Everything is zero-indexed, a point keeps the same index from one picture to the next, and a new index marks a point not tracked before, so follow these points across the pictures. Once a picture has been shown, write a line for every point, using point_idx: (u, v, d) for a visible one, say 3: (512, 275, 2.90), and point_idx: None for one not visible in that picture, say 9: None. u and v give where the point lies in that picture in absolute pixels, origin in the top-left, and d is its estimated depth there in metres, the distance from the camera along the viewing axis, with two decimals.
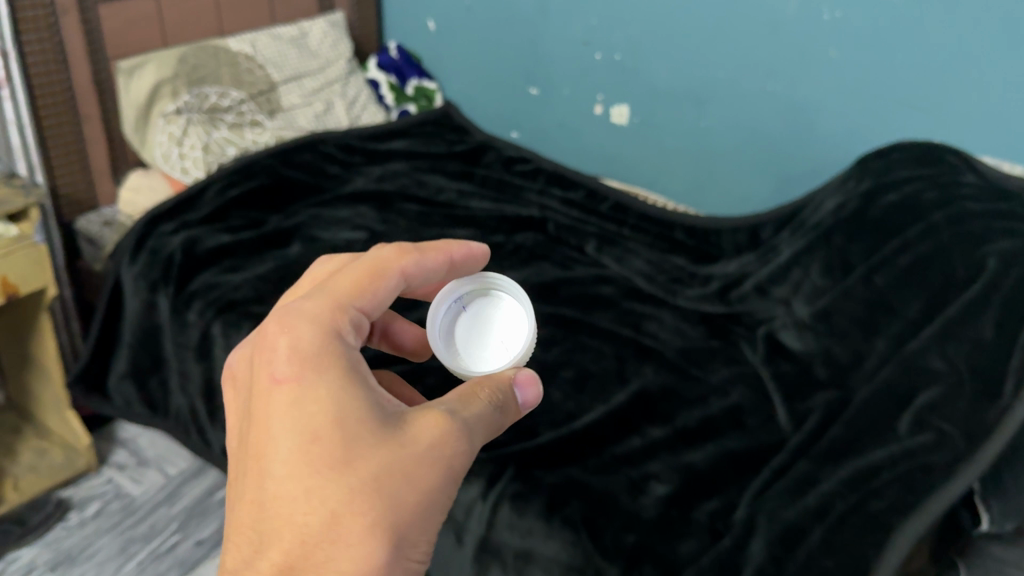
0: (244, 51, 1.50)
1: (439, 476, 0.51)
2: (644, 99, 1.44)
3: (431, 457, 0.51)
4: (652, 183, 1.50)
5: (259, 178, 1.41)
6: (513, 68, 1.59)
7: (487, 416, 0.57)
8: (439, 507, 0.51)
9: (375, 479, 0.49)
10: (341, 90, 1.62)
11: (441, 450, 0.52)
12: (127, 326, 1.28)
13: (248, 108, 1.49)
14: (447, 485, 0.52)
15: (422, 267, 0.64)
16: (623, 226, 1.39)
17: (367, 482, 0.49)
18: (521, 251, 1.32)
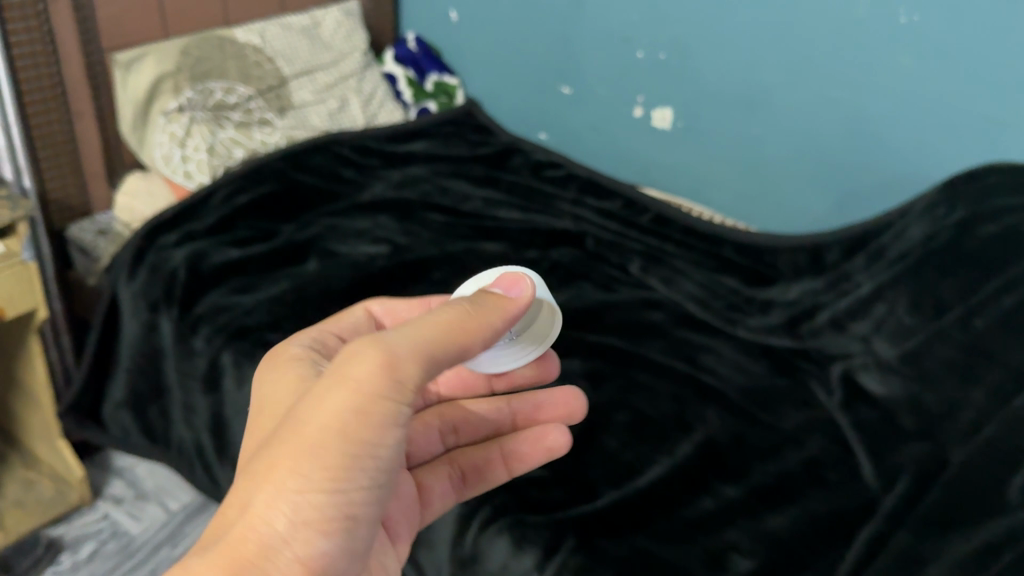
0: (252, 42, 1.38)
1: (349, 406, 0.48)
2: (689, 103, 1.32)
3: (351, 397, 0.48)
4: (695, 193, 1.38)
5: (268, 185, 1.29)
6: (542, 64, 1.47)
7: (408, 333, 0.50)
8: (361, 440, 0.49)
9: (283, 429, 0.48)
10: (356, 85, 1.49)
11: (367, 386, 0.48)
12: (125, 350, 1.16)
13: (256, 106, 1.36)
14: (347, 404, 0.48)
15: None
16: (668, 241, 1.27)
17: (285, 429, 0.49)
18: (559, 268, 1.20)
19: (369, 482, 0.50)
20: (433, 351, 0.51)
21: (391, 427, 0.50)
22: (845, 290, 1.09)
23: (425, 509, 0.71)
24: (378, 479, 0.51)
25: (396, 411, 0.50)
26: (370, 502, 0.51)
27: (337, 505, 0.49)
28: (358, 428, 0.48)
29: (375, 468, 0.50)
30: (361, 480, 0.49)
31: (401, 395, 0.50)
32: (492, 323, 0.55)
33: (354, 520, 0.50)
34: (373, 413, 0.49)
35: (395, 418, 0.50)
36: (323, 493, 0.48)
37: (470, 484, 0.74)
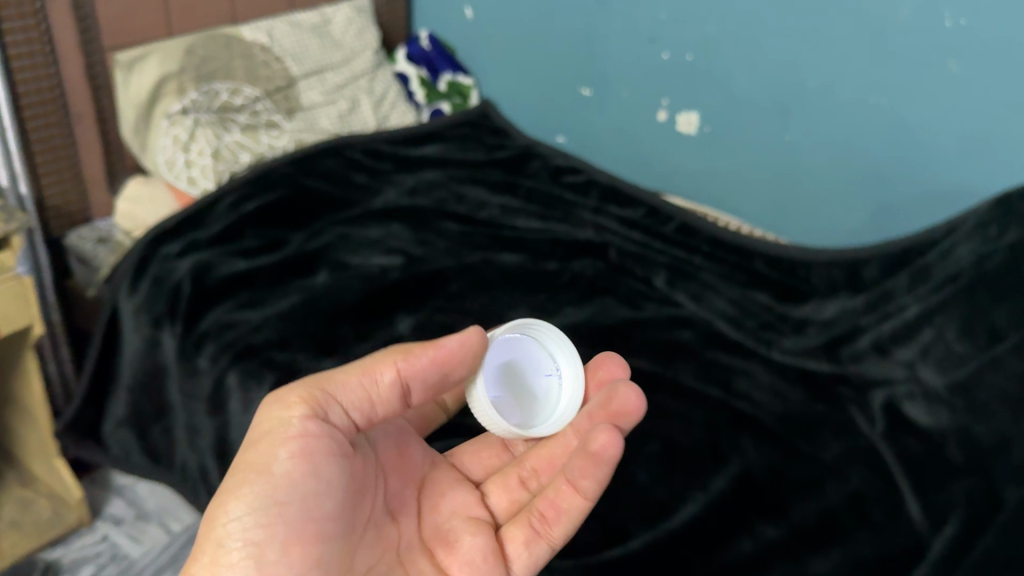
0: (259, 40, 1.31)
1: (257, 452, 0.59)
2: (717, 107, 1.26)
3: (254, 442, 0.60)
4: (721, 201, 1.32)
5: (276, 192, 1.24)
6: (562, 65, 1.40)
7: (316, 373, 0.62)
8: (269, 478, 0.58)
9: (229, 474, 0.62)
10: (368, 85, 1.43)
11: (271, 435, 0.59)
12: (126, 366, 1.11)
13: (263, 108, 1.30)
14: (249, 436, 0.60)
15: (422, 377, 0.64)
16: (695, 252, 1.21)
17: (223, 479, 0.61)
18: (580, 282, 1.15)
19: (262, 502, 0.58)
20: (328, 379, 0.62)
21: (274, 447, 0.59)
22: (887, 313, 1.04)
23: (511, 564, 0.68)
24: (273, 502, 0.58)
25: (281, 430, 0.59)
26: (274, 523, 0.58)
27: (235, 533, 0.57)
28: (248, 454, 0.59)
29: (270, 491, 0.58)
30: (246, 496, 0.58)
31: (287, 417, 0.59)
32: (401, 355, 0.63)
33: (261, 546, 0.57)
34: (260, 440, 0.59)
35: (282, 440, 0.59)
36: (216, 519, 0.58)
37: (550, 524, 0.68)
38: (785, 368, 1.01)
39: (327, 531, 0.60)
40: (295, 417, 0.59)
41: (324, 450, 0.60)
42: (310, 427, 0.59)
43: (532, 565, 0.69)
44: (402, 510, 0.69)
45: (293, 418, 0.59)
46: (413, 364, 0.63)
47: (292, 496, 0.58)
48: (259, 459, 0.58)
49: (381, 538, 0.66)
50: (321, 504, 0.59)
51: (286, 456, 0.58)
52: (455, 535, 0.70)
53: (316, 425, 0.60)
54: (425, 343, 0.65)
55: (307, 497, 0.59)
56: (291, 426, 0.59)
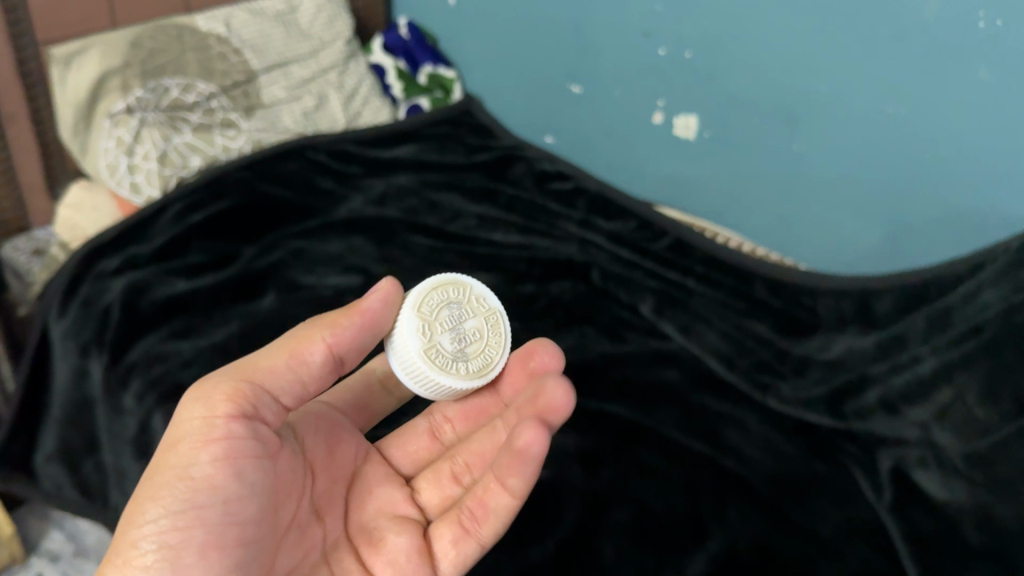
0: (215, 31, 1.20)
1: (175, 450, 0.54)
2: (717, 111, 1.13)
3: (169, 438, 0.55)
4: (722, 215, 1.20)
5: (227, 200, 1.12)
6: (550, 59, 1.27)
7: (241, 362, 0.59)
8: (189, 479, 0.54)
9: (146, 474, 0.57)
10: (337, 78, 1.30)
11: (188, 431, 0.55)
12: (55, 398, 1.00)
13: (218, 105, 1.18)
14: (168, 436, 0.56)
15: (352, 343, 0.62)
16: (689, 274, 1.09)
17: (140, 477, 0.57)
18: (556, 308, 1.03)
19: (183, 506, 0.53)
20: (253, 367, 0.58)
21: (194, 450, 0.54)
22: (900, 362, 0.91)
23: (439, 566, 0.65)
24: (192, 505, 0.53)
25: (204, 431, 0.55)
26: (192, 527, 0.53)
27: (150, 536, 0.53)
28: (167, 456, 0.55)
29: (190, 494, 0.53)
30: (163, 500, 0.53)
31: (211, 416, 0.55)
32: (327, 326, 0.61)
33: (177, 549, 0.53)
34: (182, 440, 0.55)
35: (204, 443, 0.54)
36: (133, 525, 0.53)
37: (480, 522, 0.64)
38: (781, 419, 0.89)
39: (252, 532, 0.56)
40: (219, 415, 0.55)
41: (252, 448, 0.56)
42: (236, 424, 0.55)
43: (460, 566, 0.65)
44: (329, 506, 0.65)
45: (219, 416, 0.55)
46: (344, 337, 0.62)
47: (211, 500, 0.54)
48: (178, 461, 0.54)
49: (303, 540, 0.62)
50: (243, 508, 0.55)
51: (207, 459, 0.54)
52: (382, 534, 0.66)
53: (242, 425, 0.55)
54: (351, 314, 0.62)
55: (231, 500, 0.54)
56: (217, 425, 0.55)
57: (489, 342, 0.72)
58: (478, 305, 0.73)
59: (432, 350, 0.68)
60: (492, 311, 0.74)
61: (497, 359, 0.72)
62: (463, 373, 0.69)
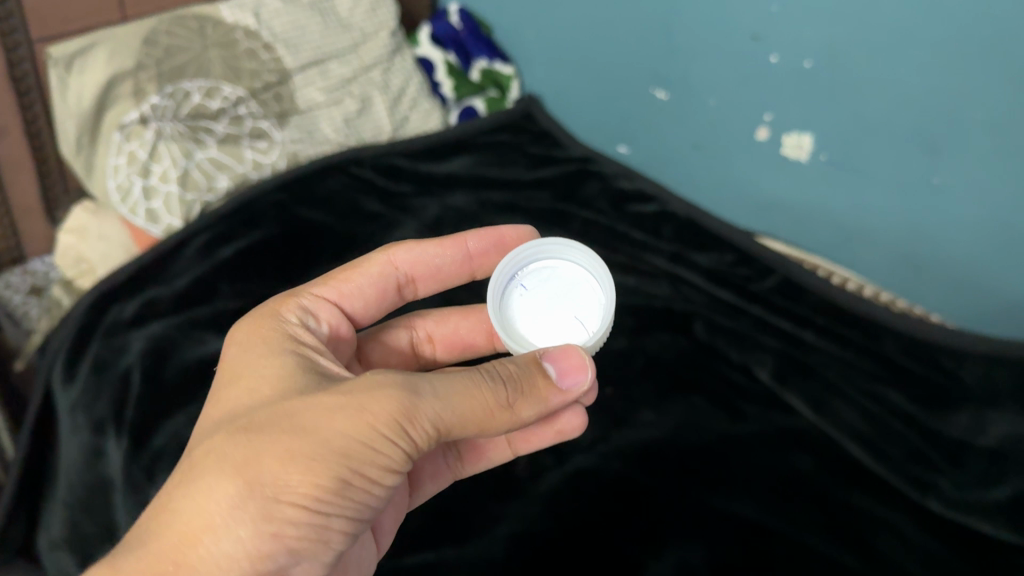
0: (242, 23, 1.01)
1: (347, 453, 0.48)
2: (838, 131, 0.96)
3: (344, 435, 0.48)
4: (835, 246, 1.04)
5: (260, 230, 0.95)
6: (629, 58, 1.09)
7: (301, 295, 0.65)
8: (357, 487, 0.49)
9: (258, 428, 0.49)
10: (383, 76, 1.11)
11: (367, 441, 0.49)
12: (63, 480, 0.81)
13: (246, 112, 1.00)
14: (335, 419, 0.49)
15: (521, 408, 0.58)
16: (807, 326, 0.93)
17: (254, 432, 0.49)
18: (656, 370, 0.88)
19: (314, 512, 0.47)
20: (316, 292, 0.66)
21: (375, 466, 0.49)
22: None
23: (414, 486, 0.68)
24: (347, 512, 0.49)
25: (392, 452, 0.50)
26: (333, 531, 0.49)
27: (299, 526, 0.47)
28: (334, 449, 0.48)
29: (323, 502, 0.48)
30: (327, 500, 0.48)
31: (379, 441, 0.49)
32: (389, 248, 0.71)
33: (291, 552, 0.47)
34: (359, 445, 0.49)
35: (387, 465, 0.50)
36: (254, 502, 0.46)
37: None
38: (943, 526, 0.74)
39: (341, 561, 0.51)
40: (392, 444, 0.49)
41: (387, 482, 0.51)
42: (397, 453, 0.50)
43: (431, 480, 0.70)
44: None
45: (386, 444, 0.49)
46: (518, 418, 0.54)
47: (361, 513, 0.50)
48: (355, 464, 0.49)
49: None
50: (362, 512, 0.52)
51: (382, 482, 0.50)
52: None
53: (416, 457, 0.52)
54: (421, 240, 0.73)
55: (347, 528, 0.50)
56: (377, 454, 0.49)
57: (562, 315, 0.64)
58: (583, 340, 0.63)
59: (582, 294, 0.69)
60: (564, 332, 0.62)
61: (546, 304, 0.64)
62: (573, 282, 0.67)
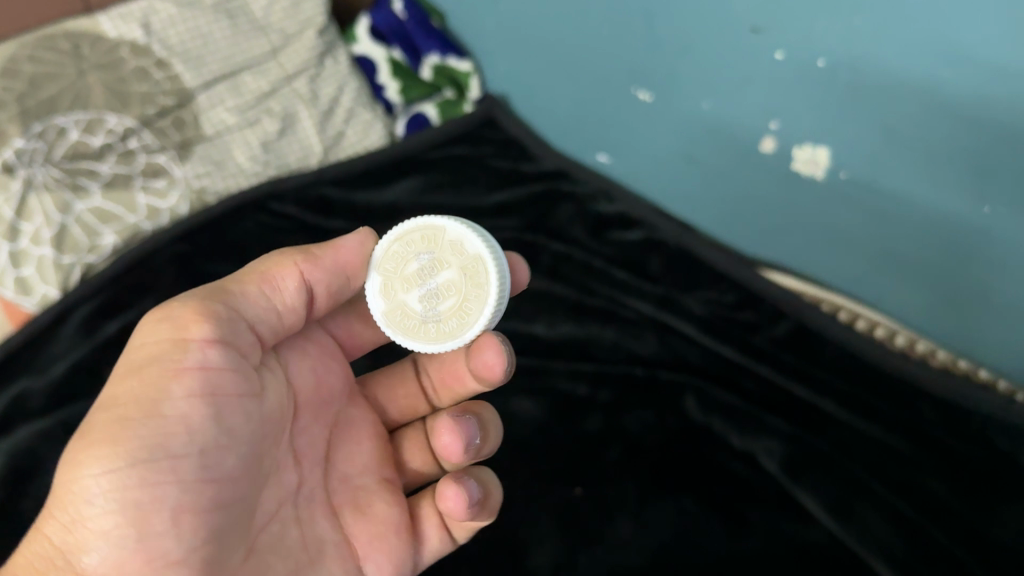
0: (128, 38, 0.83)
1: (135, 395, 0.50)
2: (859, 143, 0.77)
3: (128, 375, 0.50)
4: (860, 280, 0.84)
5: (154, 297, 0.79)
6: (606, 53, 0.90)
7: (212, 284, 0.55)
8: (155, 424, 0.49)
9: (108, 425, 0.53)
10: (309, 85, 0.92)
11: (152, 364, 0.51)
12: None
13: (139, 145, 0.83)
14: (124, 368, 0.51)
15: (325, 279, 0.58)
16: (824, 392, 0.77)
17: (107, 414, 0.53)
18: (637, 463, 0.72)
19: (126, 458, 0.48)
20: (224, 292, 0.54)
21: (165, 385, 0.50)
22: None
23: (421, 547, 0.64)
24: (164, 455, 0.49)
25: (175, 358, 0.51)
26: (162, 482, 0.49)
27: (105, 493, 0.47)
28: (120, 388, 0.50)
29: (122, 450, 0.48)
30: (122, 446, 0.48)
31: (163, 395, 0.50)
32: (301, 254, 0.56)
33: (150, 510, 0.48)
34: (148, 369, 0.50)
35: (177, 372, 0.50)
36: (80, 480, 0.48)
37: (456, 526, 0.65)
38: None
39: (211, 529, 0.50)
40: (173, 394, 0.50)
41: (193, 446, 0.50)
42: (194, 411, 0.50)
43: (438, 553, 0.64)
44: (307, 449, 0.59)
45: (171, 400, 0.50)
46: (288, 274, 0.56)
47: (186, 447, 0.50)
48: (148, 396, 0.50)
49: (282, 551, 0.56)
50: (221, 458, 0.51)
51: (182, 394, 0.50)
52: (364, 499, 0.62)
53: (217, 352, 0.51)
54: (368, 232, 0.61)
55: (176, 500, 0.49)
56: (165, 416, 0.49)
57: (469, 296, 0.57)
58: (454, 250, 0.58)
59: (424, 309, 0.58)
60: (475, 258, 0.57)
61: (441, 307, 0.57)
62: (433, 338, 0.58)
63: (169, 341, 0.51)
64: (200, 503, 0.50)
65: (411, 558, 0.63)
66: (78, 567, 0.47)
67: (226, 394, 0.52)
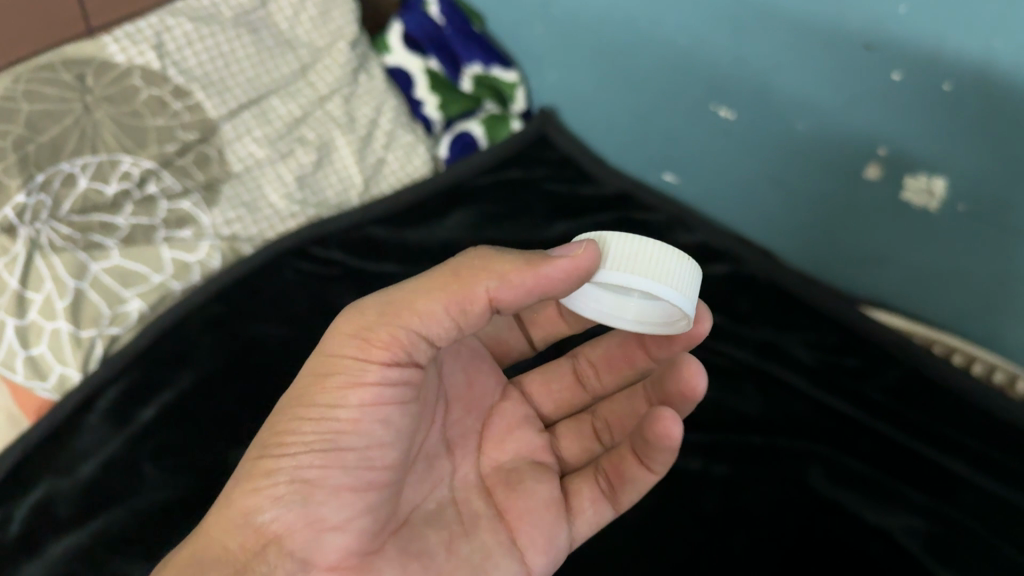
0: (140, 62, 0.71)
1: (316, 392, 0.46)
2: (983, 176, 0.69)
3: (314, 374, 0.46)
4: (975, 319, 0.76)
5: (191, 371, 0.67)
6: (679, 65, 0.80)
7: (399, 287, 0.46)
8: (331, 422, 0.46)
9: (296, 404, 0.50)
10: (345, 107, 0.81)
11: (332, 373, 0.46)
12: None
13: (159, 189, 0.71)
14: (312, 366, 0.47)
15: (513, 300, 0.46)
16: (956, 453, 0.69)
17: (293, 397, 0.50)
18: (766, 548, 0.64)
19: (298, 458, 0.45)
20: (410, 306, 0.45)
21: (342, 390, 0.46)
22: None
23: (573, 521, 0.55)
24: (333, 445, 0.46)
25: (354, 370, 0.46)
26: (330, 468, 0.46)
27: (286, 469, 0.45)
28: (311, 392, 0.46)
29: (294, 446, 0.45)
30: (297, 436, 0.46)
31: (335, 401, 0.46)
32: (494, 275, 0.45)
33: (314, 485, 0.45)
34: (326, 378, 0.46)
35: (352, 384, 0.46)
36: (266, 456, 0.46)
37: (618, 489, 0.55)
38: None
39: (371, 505, 0.47)
40: (345, 403, 0.46)
41: (362, 439, 0.46)
42: (365, 416, 0.46)
43: (594, 525, 0.56)
44: (459, 440, 0.55)
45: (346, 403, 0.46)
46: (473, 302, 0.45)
47: (354, 443, 0.46)
48: (322, 398, 0.46)
49: None
50: (385, 454, 0.47)
51: (356, 402, 0.46)
52: (519, 477, 0.55)
53: (397, 371, 0.46)
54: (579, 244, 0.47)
55: (338, 481, 0.46)
56: (338, 418, 0.46)
57: None
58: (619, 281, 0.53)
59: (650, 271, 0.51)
60: None
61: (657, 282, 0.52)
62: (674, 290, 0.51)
63: (351, 359, 0.46)
64: (365, 485, 0.46)
65: (564, 533, 0.54)
66: (255, 526, 0.44)
67: (398, 403, 0.47)
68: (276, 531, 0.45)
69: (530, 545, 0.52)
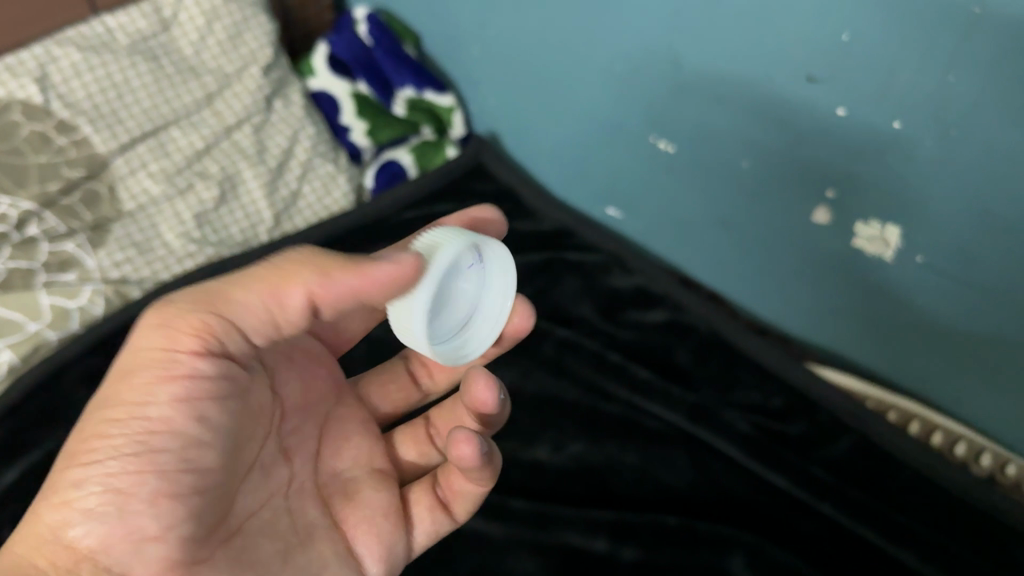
0: (20, 96, 0.66)
1: (123, 393, 0.38)
2: (940, 228, 0.60)
3: (120, 368, 0.38)
4: (938, 382, 0.68)
5: (65, 427, 0.62)
6: (615, 92, 0.73)
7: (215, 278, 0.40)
8: (138, 425, 0.37)
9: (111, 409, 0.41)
10: (254, 137, 0.77)
11: (131, 369, 0.38)
12: None
13: (39, 231, 0.66)
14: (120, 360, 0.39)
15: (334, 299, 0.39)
16: (903, 541, 0.60)
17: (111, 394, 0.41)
18: None
19: (106, 470, 0.36)
20: (219, 294, 0.39)
21: (149, 387, 0.38)
22: None
23: (410, 530, 0.50)
24: (144, 448, 0.37)
25: (159, 363, 0.38)
26: (144, 475, 0.37)
27: (95, 478, 0.36)
28: (115, 386, 0.38)
29: (100, 449, 0.37)
30: (108, 439, 0.37)
31: (143, 397, 0.37)
32: (313, 269, 0.38)
33: (127, 496, 0.36)
34: (131, 375, 0.38)
35: (159, 381, 0.38)
36: (72, 466, 0.37)
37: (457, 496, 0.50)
38: None
39: (195, 511, 0.38)
40: (153, 401, 0.37)
41: (178, 440, 0.37)
42: (178, 414, 0.38)
43: (431, 536, 0.51)
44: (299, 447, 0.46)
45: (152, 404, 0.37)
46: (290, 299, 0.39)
47: (167, 445, 0.37)
48: (127, 393, 0.37)
49: None
50: (202, 456, 0.38)
51: (166, 399, 0.37)
52: (355, 487, 0.48)
53: (209, 362, 0.39)
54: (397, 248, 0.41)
55: (156, 490, 0.37)
56: (146, 417, 0.37)
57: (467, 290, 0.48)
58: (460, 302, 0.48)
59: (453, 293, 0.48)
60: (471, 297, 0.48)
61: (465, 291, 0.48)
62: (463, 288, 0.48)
63: (154, 350, 0.38)
64: (183, 487, 0.37)
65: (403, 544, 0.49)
66: (65, 544, 0.36)
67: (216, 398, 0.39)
68: (88, 549, 0.36)
69: (368, 553, 0.46)
